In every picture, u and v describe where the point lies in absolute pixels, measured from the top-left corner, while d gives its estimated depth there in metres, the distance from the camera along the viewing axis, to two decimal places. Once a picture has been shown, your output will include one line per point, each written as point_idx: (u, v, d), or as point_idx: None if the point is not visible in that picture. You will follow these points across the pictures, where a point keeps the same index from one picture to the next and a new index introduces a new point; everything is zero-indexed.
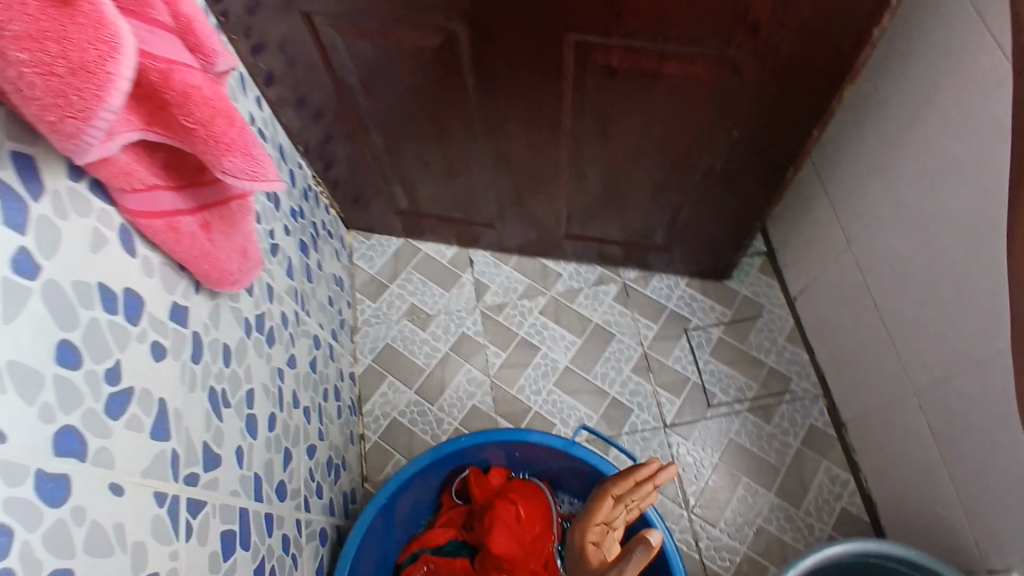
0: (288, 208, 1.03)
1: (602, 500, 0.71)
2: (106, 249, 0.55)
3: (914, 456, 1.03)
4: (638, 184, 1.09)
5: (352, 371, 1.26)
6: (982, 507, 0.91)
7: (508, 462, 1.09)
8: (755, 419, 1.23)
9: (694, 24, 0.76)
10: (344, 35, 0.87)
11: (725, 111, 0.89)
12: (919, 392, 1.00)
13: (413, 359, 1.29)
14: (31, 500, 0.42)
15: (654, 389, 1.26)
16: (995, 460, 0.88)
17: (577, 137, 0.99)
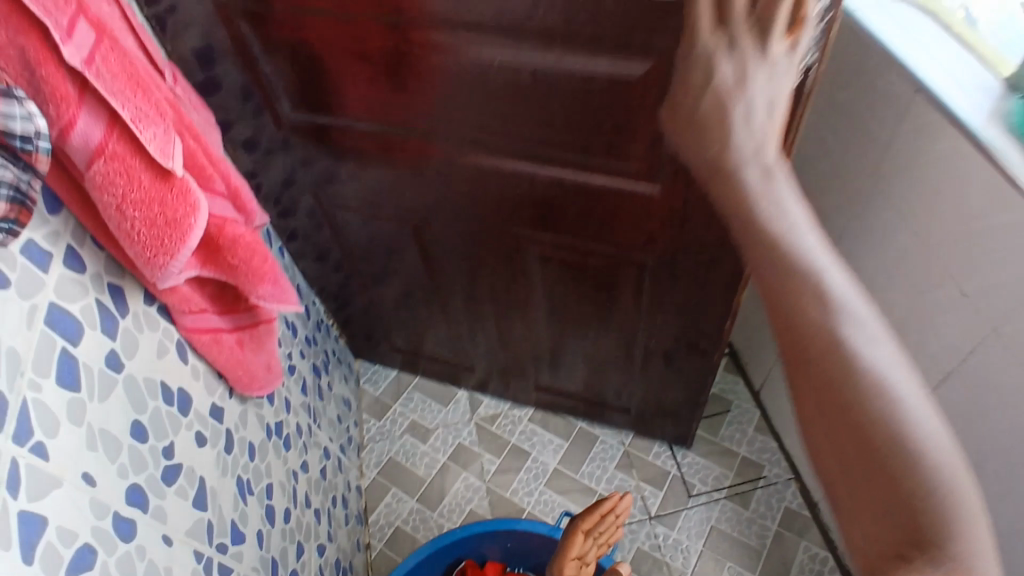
0: (303, 335, 1.21)
1: (575, 538, 0.86)
2: (167, 356, 0.73)
3: None
4: (594, 355, 1.24)
5: (359, 484, 1.37)
6: None
7: (503, 555, 1.18)
8: (733, 505, 1.32)
9: (600, 233, 0.96)
10: (346, 206, 1.10)
11: (650, 304, 1.05)
12: None
13: (414, 470, 1.40)
14: (108, 532, 0.58)
15: (637, 483, 1.36)
16: None
17: (533, 304, 1.16)
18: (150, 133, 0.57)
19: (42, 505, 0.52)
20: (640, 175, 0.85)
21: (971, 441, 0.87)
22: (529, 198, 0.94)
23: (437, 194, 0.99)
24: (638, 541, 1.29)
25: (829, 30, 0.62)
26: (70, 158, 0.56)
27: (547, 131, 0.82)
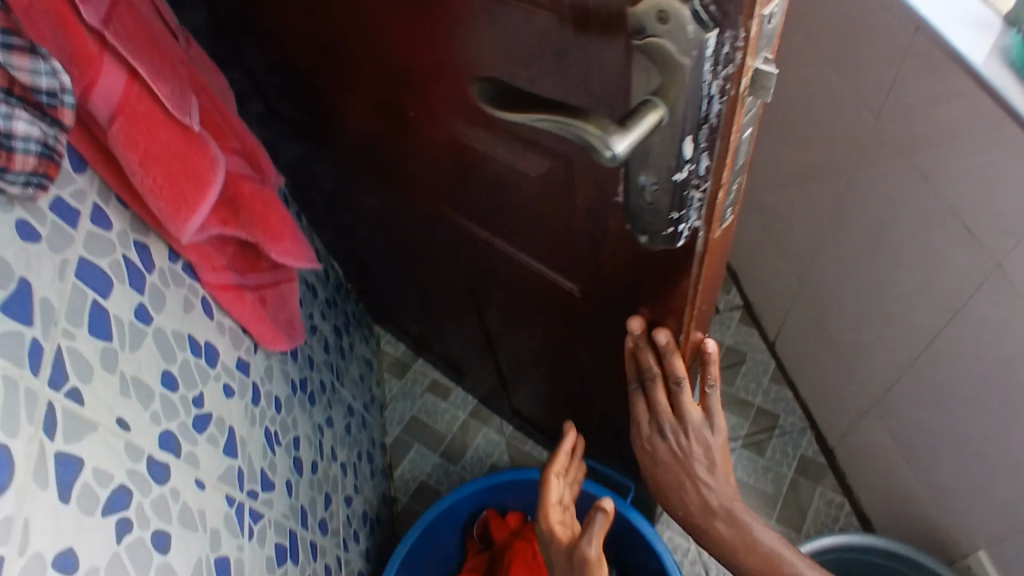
0: (323, 297, 1.24)
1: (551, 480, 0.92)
2: (194, 311, 0.76)
3: (888, 468, 1.14)
4: (550, 408, 1.21)
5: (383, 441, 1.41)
6: (950, 500, 1.01)
7: (523, 504, 1.20)
8: (750, 453, 1.34)
9: (530, 300, 0.93)
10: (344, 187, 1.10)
11: (578, 378, 1.02)
12: (877, 405, 1.12)
13: (436, 427, 1.44)
14: (143, 476, 0.61)
15: None
16: (947, 454, 0.99)
17: (491, 337, 1.15)
18: (168, 91, 0.61)
19: (79, 447, 0.55)
20: (556, 269, 0.81)
21: (978, 382, 0.88)
22: (469, 245, 0.92)
23: (400, 210, 0.98)
24: None
25: (715, 197, 0.53)
26: (93, 117, 0.58)
27: (466, 191, 0.81)
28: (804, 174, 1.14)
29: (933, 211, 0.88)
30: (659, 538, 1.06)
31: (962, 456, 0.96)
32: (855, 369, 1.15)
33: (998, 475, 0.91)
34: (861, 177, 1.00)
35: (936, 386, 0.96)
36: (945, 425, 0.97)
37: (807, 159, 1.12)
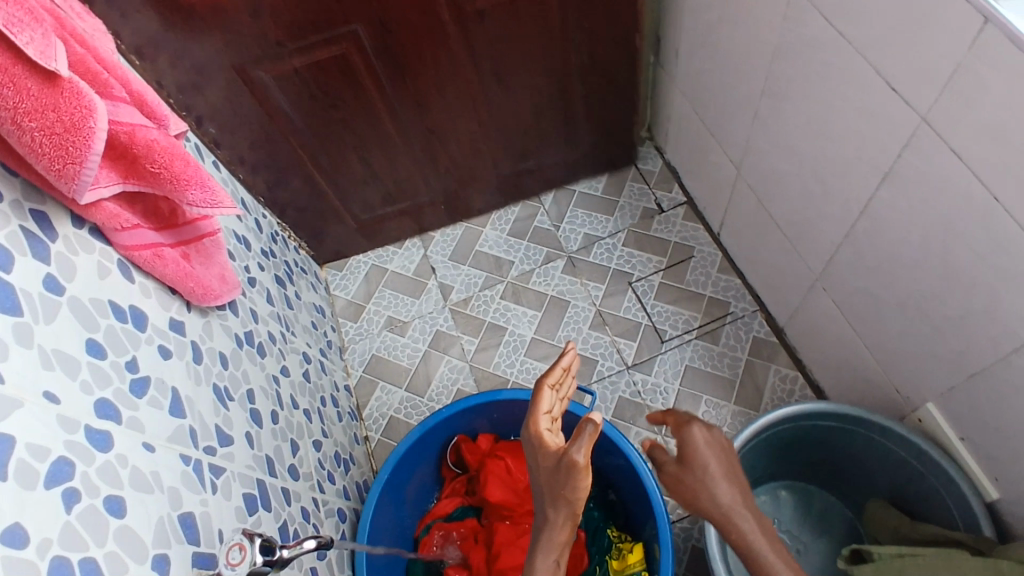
0: (258, 249, 1.20)
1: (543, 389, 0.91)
2: (110, 277, 0.73)
3: (834, 333, 1.18)
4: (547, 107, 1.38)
5: (347, 383, 1.41)
6: (891, 358, 1.06)
7: (492, 426, 1.22)
8: (705, 343, 1.38)
9: None
10: (271, 75, 1.09)
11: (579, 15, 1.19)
12: (820, 278, 1.15)
13: (398, 362, 1.44)
14: (84, 444, 0.59)
15: (612, 338, 1.41)
16: (889, 317, 1.02)
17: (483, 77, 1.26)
18: (26, 37, 0.54)
19: (11, 424, 0.52)
20: None
21: (915, 238, 0.89)
22: None
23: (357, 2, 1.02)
24: (619, 390, 1.35)
25: None
26: None
27: None
28: (727, 53, 1.14)
29: (856, 70, 0.87)
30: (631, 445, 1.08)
31: (903, 316, 0.99)
32: (797, 246, 1.18)
33: (936, 328, 0.94)
34: (781, 47, 0.99)
35: (872, 249, 0.99)
36: (882, 285, 1.00)
37: (728, 34, 1.11)
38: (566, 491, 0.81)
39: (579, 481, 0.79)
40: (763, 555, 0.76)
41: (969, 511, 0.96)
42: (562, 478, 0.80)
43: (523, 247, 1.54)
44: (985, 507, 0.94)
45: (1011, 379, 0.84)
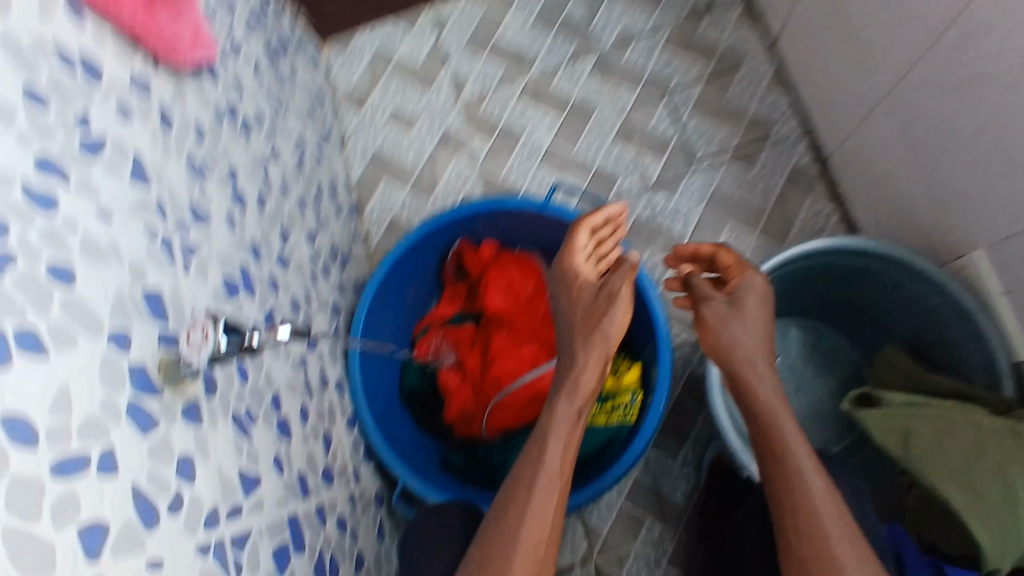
0: (245, 8, 1.03)
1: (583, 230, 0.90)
2: (53, 12, 0.60)
3: (888, 164, 1.06)
4: None
5: (348, 176, 1.29)
6: (948, 199, 0.95)
7: (498, 234, 1.14)
8: (738, 168, 1.25)
9: None
10: None
11: None
12: (888, 96, 1.00)
13: (403, 160, 1.31)
14: (24, 204, 0.51)
15: (637, 153, 1.28)
16: (959, 148, 0.90)
17: None
18: None
19: None
20: None
21: None
22: None
23: None
24: (638, 210, 1.25)
25: None
26: None
27: None
28: None
29: None
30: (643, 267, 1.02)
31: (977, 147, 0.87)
32: (870, 57, 1.01)
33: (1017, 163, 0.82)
34: None
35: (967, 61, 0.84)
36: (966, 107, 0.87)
37: None
38: (601, 327, 0.79)
39: (618, 313, 0.80)
40: (779, 408, 0.71)
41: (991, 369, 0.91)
42: (599, 306, 0.82)
43: (550, 38, 1.36)
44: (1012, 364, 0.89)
45: None
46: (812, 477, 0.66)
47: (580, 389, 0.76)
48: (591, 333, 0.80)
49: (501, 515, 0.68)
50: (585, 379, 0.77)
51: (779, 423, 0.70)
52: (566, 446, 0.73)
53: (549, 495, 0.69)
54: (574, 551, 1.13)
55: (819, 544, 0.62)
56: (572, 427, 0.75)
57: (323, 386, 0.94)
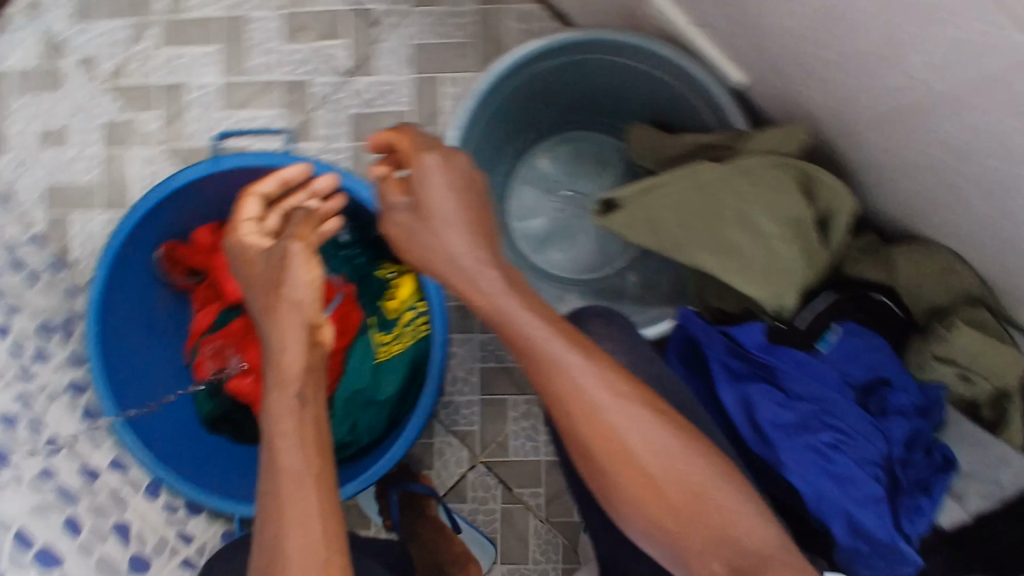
0: None
1: (249, 197, 0.83)
2: None
3: None
4: None
5: (32, 232, 1.06)
6: None
7: (207, 215, 1.00)
8: (426, 10, 1.08)
9: None
10: None
11: None
12: None
13: (78, 183, 1.10)
14: None
15: (314, 45, 1.08)
16: None
17: None
18: None
19: None
20: None
21: None
22: None
23: None
24: (350, 108, 1.07)
25: None
26: None
27: None
28: None
29: None
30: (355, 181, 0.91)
31: None
32: None
33: None
34: None
35: None
36: None
37: None
38: (282, 295, 0.66)
39: (300, 273, 0.66)
40: (502, 297, 0.62)
41: (715, 108, 0.84)
42: (275, 272, 0.68)
43: None
44: (727, 92, 0.82)
45: None
46: (573, 365, 0.60)
47: (290, 378, 0.64)
48: (282, 304, 0.65)
49: (260, 535, 0.60)
50: (288, 365, 0.64)
51: (516, 317, 0.61)
52: (299, 442, 0.62)
53: (299, 511, 0.60)
54: (459, 463, 1.12)
55: (602, 431, 0.59)
56: (299, 414, 0.64)
57: (92, 479, 0.86)
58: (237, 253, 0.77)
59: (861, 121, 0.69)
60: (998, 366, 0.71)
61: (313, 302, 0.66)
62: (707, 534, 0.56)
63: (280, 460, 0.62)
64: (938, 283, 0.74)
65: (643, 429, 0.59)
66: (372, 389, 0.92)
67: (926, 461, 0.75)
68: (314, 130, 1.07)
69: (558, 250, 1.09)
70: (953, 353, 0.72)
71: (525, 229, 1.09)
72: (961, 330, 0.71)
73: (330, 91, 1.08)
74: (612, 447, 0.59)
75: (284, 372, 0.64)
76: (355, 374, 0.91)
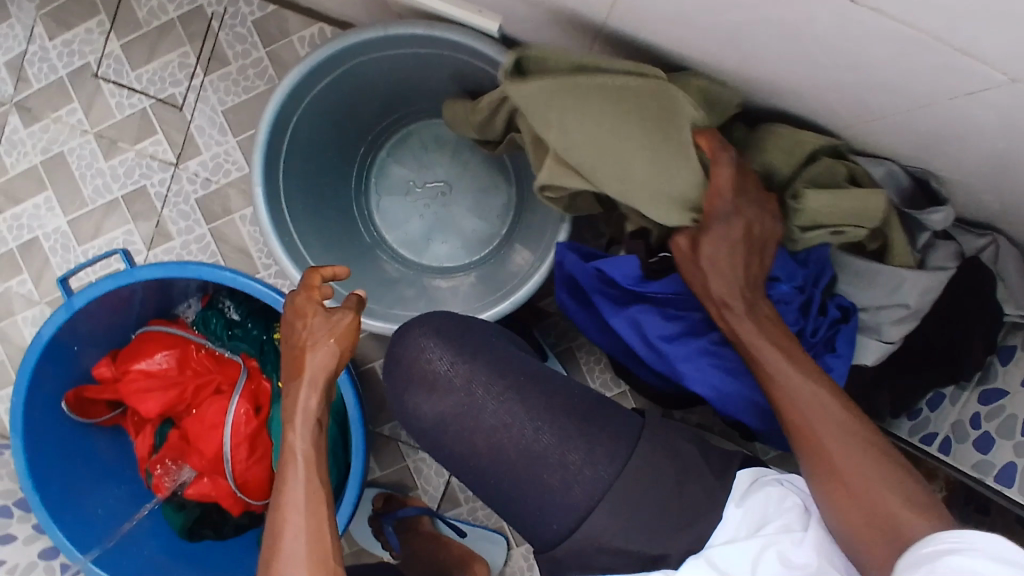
0: None
1: (313, 273, 0.70)
2: None
3: None
4: None
5: None
6: None
7: (102, 351, 1.02)
8: (220, 74, 1.07)
9: None
10: None
11: None
12: None
13: None
14: None
15: (135, 151, 1.09)
16: None
17: None
18: None
19: None
20: None
21: None
22: None
23: None
24: (190, 195, 1.09)
25: None
26: None
27: None
28: None
29: None
30: (207, 265, 0.93)
31: None
32: None
33: None
34: None
35: None
36: None
37: None
38: (324, 345, 0.67)
39: (344, 338, 0.68)
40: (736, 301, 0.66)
41: (491, 60, 0.83)
42: (319, 329, 0.68)
43: None
44: (497, 42, 0.80)
45: None
46: (785, 375, 0.61)
47: (315, 416, 0.66)
48: (325, 355, 0.67)
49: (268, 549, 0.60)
50: (309, 404, 0.66)
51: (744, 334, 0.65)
52: (312, 465, 0.64)
53: (308, 522, 0.61)
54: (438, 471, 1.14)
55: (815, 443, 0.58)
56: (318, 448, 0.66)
57: None
58: (295, 313, 0.69)
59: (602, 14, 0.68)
60: (861, 209, 0.71)
61: (344, 351, 0.68)
62: (874, 521, 0.54)
63: (292, 480, 0.63)
64: (777, 147, 0.75)
65: (848, 433, 0.57)
66: None
67: (822, 320, 0.78)
68: (170, 229, 1.09)
69: (442, 242, 1.09)
70: (815, 218, 0.73)
71: (402, 237, 1.09)
72: (810, 194, 0.72)
73: (169, 187, 1.09)
74: (813, 448, 0.57)
75: (307, 407, 0.66)
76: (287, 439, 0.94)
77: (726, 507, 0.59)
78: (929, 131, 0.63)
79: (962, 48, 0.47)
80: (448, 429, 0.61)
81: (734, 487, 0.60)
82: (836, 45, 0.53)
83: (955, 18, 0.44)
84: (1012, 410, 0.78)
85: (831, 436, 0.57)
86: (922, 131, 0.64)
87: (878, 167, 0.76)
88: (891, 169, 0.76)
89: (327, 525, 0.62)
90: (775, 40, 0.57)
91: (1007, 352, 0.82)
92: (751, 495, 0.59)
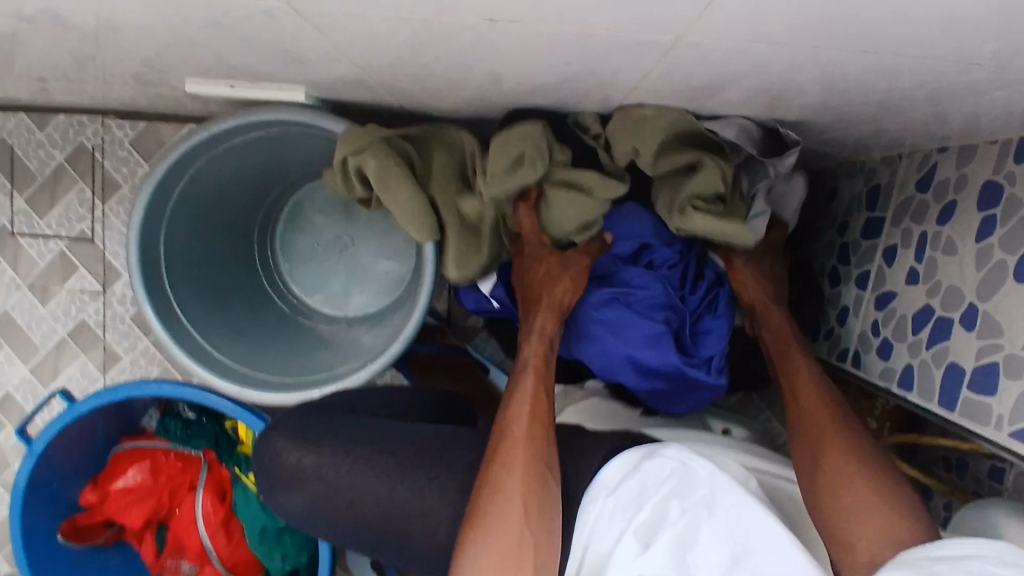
0: None
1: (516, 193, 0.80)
2: None
3: (132, 83, 0.93)
4: None
5: None
6: (155, 72, 0.84)
7: (84, 480, 1.09)
8: (117, 198, 1.15)
9: None
10: None
11: None
12: (43, 64, 0.87)
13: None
14: None
15: (66, 290, 1.17)
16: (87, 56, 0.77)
17: None
18: None
19: None
20: None
21: None
22: None
23: None
24: (124, 315, 1.17)
25: None
26: None
27: None
28: None
29: None
30: (141, 381, 0.99)
31: (75, 48, 0.73)
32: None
33: (93, 40, 0.68)
34: None
35: None
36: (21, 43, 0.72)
37: None
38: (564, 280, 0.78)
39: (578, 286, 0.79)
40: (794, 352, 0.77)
41: (314, 126, 0.86)
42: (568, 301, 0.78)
43: None
44: (313, 108, 0.84)
45: (164, 37, 0.65)
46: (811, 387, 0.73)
47: (558, 304, 0.76)
48: (576, 275, 0.77)
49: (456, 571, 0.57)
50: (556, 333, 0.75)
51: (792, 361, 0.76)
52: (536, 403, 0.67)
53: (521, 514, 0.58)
54: None
55: (822, 432, 0.69)
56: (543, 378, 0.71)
57: None
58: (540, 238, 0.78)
59: (375, 79, 0.72)
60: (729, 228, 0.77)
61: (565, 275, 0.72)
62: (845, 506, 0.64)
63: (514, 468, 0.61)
64: (649, 143, 0.74)
65: (848, 439, 0.68)
66: (271, 521, 0.99)
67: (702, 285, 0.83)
68: (118, 350, 1.17)
69: (358, 294, 1.13)
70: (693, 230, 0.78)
71: (322, 298, 1.13)
72: (699, 216, 0.76)
73: (105, 313, 1.17)
74: (816, 437, 0.69)
75: (533, 360, 0.72)
76: (254, 515, 0.99)
77: (601, 503, 0.64)
78: (697, 90, 0.65)
79: (635, 40, 0.50)
80: (328, 503, 0.64)
81: (607, 479, 0.66)
82: (549, 60, 0.56)
83: (611, 15, 0.45)
84: (902, 311, 0.78)
85: (835, 427, 0.69)
86: (694, 90, 0.65)
87: (730, 129, 0.74)
88: (743, 125, 0.74)
89: (535, 481, 0.60)
90: (506, 63, 0.60)
91: (890, 252, 0.82)
92: (624, 485, 0.64)
